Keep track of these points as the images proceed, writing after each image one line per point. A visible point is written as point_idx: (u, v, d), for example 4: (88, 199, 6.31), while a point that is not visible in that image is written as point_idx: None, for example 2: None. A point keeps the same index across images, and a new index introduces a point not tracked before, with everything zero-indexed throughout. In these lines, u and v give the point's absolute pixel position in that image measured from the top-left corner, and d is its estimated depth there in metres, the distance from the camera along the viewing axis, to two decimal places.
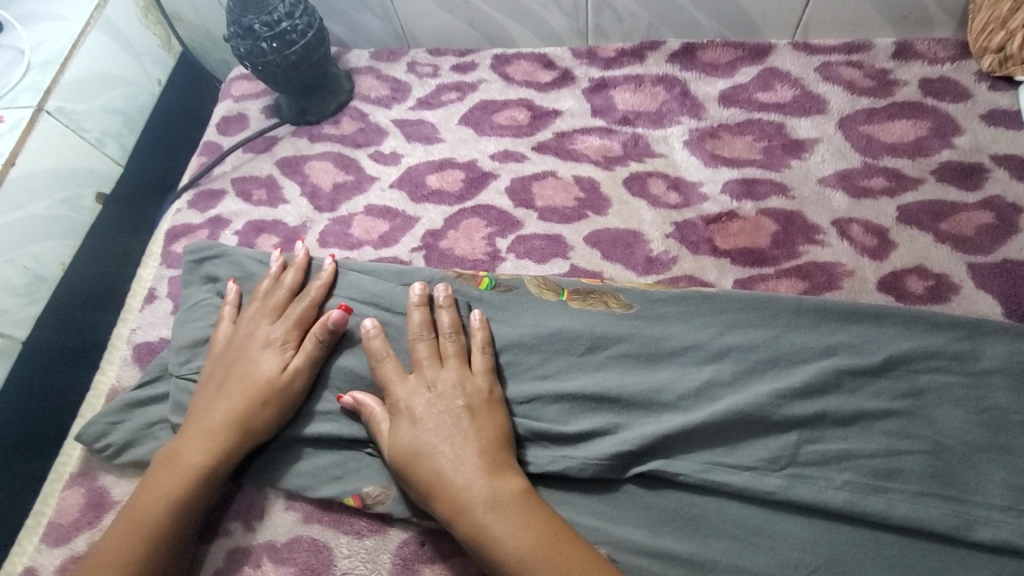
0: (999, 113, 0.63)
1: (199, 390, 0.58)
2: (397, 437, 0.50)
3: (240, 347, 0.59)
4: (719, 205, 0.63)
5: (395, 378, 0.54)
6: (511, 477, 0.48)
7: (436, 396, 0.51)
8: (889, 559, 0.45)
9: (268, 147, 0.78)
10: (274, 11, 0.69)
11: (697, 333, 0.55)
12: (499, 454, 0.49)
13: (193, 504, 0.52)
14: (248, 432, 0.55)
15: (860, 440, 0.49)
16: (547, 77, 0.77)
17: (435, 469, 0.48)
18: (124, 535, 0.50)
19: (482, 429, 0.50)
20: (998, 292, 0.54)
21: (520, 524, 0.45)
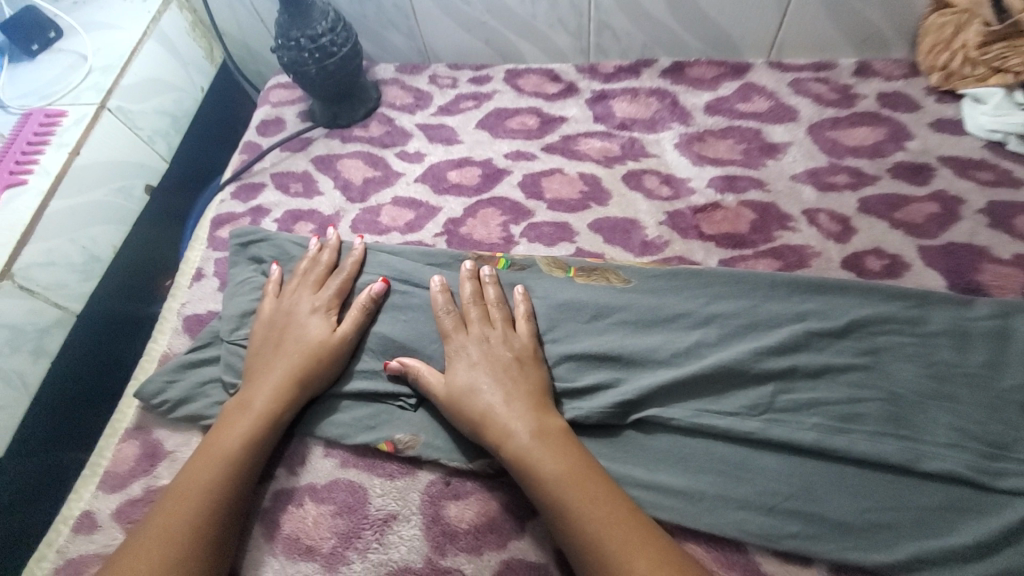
0: (945, 121, 0.74)
1: (254, 353, 0.65)
2: (453, 380, 0.59)
3: (289, 316, 0.66)
4: (706, 197, 0.73)
5: (453, 334, 0.62)
6: (552, 419, 0.56)
7: (489, 349, 0.60)
8: (853, 488, 0.52)
9: (303, 147, 0.88)
10: (317, 26, 0.79)
11: (688, 303, 0.64)
12: (541, 400, 0.57)
13: (260, 445, 0.59)
14: (305, 384, 0.62)
15: (826, 390, 0.57)
16: (554, 88, 0.87)
17: (486, 404, 0.56)
18: (201, 469, 0.57)
19: (526, 378, 0.58)
20: (944, 270, 0.63)
21: (558, 453, 0.53)
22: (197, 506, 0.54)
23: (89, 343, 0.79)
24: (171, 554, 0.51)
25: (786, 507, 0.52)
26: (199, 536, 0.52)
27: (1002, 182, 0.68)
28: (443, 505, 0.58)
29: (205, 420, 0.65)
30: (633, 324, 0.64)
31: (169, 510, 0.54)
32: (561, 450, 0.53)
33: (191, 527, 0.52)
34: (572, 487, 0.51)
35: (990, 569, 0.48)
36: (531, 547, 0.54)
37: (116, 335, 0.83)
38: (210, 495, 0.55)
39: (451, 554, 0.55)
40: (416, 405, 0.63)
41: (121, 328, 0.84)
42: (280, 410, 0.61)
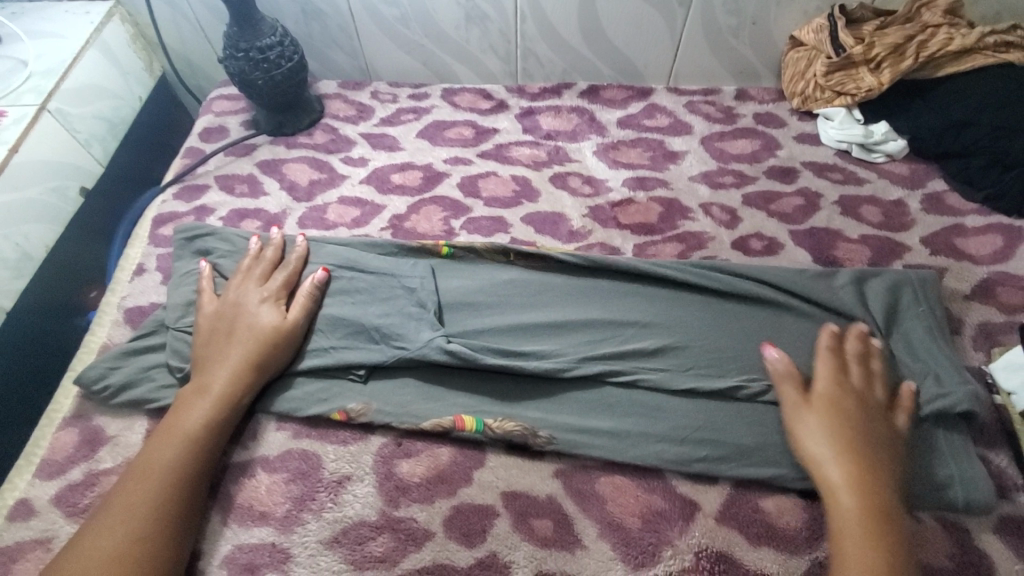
0: (806, 135, 0.91)
1: (202, 340, 0.66)
2: (799, 423, 0.59)
3: (237, 306, 0.68)
4: (621, 194, 0.84)
5: (823, 373, 0.61)
6: (873, 477, 0.54)
7: (870, 395, 0.60)
8: (748, 417, 0.62)
9: (248, 152, 0.92)
10: (266, 39, 0.85)
11: (609, 279, 0.74)
12: (869, 457, 0.55)
13: (218, 424, 0.61)
14: (260, 365, 0.64)
15: (726, 345, 0.67)
16: (487, 104, 0.98)
17: (807, 449, 0.57)
18: (157, 450, 0.58)
19: (868, 433, 0.56)
20: (812, 249, 0.77)
21: (857, 511, 0.52)
22: (159, 486, 0.55)
23: (28, 328, 0.84)
24: (137, 532, 0.52)
25: (695, 437, 0.61)
26: (164, 513, 0.54)
27: (849, 181, 0.85)
28: (396, 463, 0.62)
29: (152, 403, 0.66)
30: (557, 299, 0.72)
31: (131, 492, 0.55)
32: (867, 513, 0.52)
33: (154, 506, 0.54)
34: (864, 550, 0.50)
35: None
36: (478, 493, 0.60)
37: (53, 325, 0.89)
38: (173, 476, 0.56)
39: (404, 505, 0.59)
40: (366, 377, 0.67)
41: (52, 320, 0.89)
42: (238, 390, 0.63)
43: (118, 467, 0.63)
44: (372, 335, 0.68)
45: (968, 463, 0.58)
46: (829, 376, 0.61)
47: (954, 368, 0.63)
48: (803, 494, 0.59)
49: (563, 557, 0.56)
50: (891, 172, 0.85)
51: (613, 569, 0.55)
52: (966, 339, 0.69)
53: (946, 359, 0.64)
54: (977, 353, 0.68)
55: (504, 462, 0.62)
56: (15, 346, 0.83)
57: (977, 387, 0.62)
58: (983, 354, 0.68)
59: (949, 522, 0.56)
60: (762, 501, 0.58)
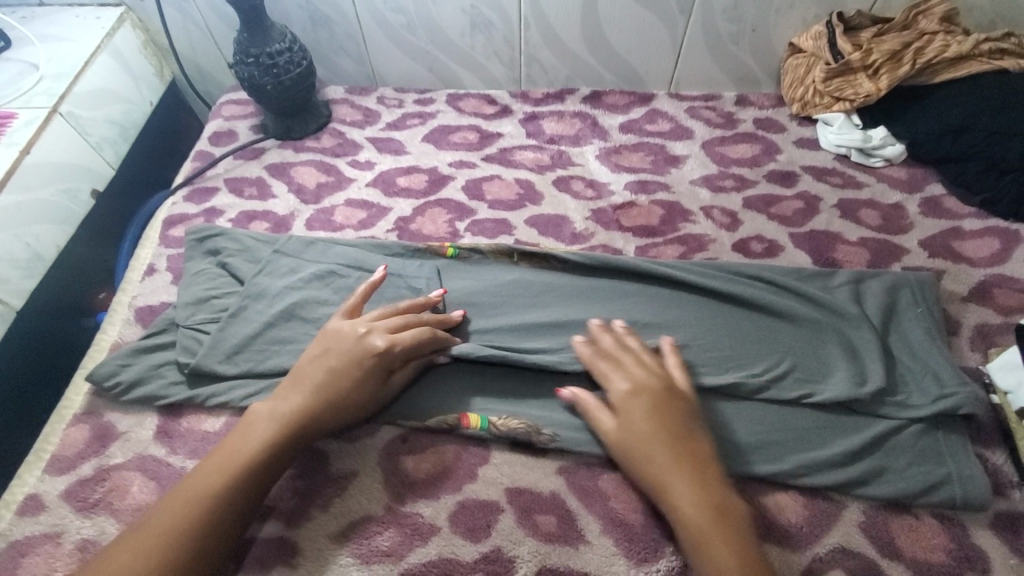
0: (806, 140, 0.92)
1: (306, 366, 0.62)
2: (616, 436, 0.59)
3: (352, 345, 0.62)
4: (623, 197, 0.86)
5: (608, 374, 0.63)
6: (695, 461, 0.56)
7: (662, 385, 0.61)
8: (754, 418, 0.63)
9: (256, 155, 0.93)
10: (276, 45, 0.87)
11: (618, 282, 0.75)
12: (679, 444, 0.57)
13: (295, 440, 0.58)
14: (341, 413, 0.60)
15: (724, 345, 0.68)
16: (491, 109, 0.99)
17: (624, 447, 0.58)
18: (240, 437, 0.58)
19: (674, 420, 0.58)
20: (811, 251, 0.78)
21: (695, 502, 0.54)
22: (214, 497, 0.53)
23: (39, 328, 0.86)
24: (197, 515, 0.52)
25: None
26: (226, 506, 0.53)
27: (848, 185, 0.86)
28: (400, 458, 0.63)
29: (163, 399, 0.68)
30: (559, 300, 0.73)
31: (208, 474, 0.55)
32: (702, 503, 0.53)
33: (219, 494, 0.53)
34: (716, 542, 0.52)
35: (856, 471, 0.59)
36: (483, 489, 0.61)
37: (62, 325, 0.90)
38: (243, 471, 0.55)
39: (410, 500, 0.60)
40: None
41: (61, 319, 0.91)
42: (320, 421, 0.59)
43: (129, 462, 0.65)
44: None
45: (965, 461, 0.59)
46: (616, 377, 0.62)
47: (953, 369, 0.64)
48: (802, 492, 0.60)
49: (565, 552, 0.57)
50: (890, 176, 0.87)
51: (616, 564, 0.56)
52: (963, 340, 0.70)
53: (943, 359, 0.65)
54: (974, 354, 0.69)
55: (507, 459, 0.63)
56: (28, 345, 0.84)
57: (974, 387, 0.63)
58: (980, 354, 0.69)
59: (946, 519, 0.57)
60: (762, 498, 0.60)
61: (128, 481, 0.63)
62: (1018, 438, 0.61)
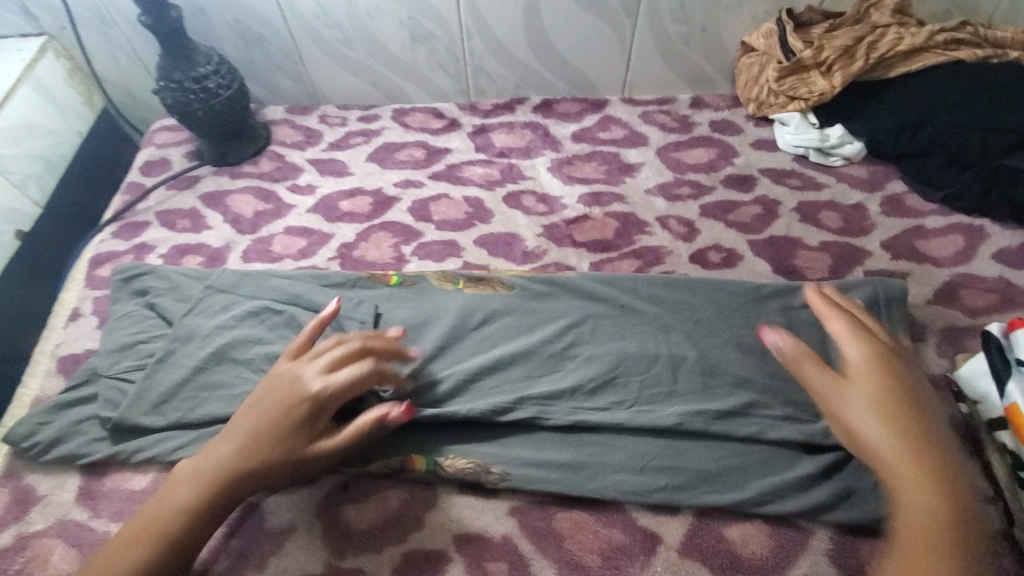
0: (763, 141, 0.89)
1: (237, 416, 0.57)
2: (857, 378, 0.55)
3: (289, 388, 0.57)
4: (576, 211, 0.82)
5: (842, 336, 0.59)
6: (938, 465, 0.49)
7: (913, 376, 0.55)
8: (714, 454, 0.60)
9: (190, 185, 0.89)
10: (201, 68, 0.83)
11: (566, 306, 0.71)
12: (921, 447, 0.50)
13: (213, 488, 0.53)
14: (267, 463, 0.53)
15: (670, 380, 0.65)
16: (438, 124, 0.95)
17: (851, 424, 0.53)
18: (163, 499, 0.53)
19: (927, 415, 0.52)
20: (770, 259, 0.75)
21: (918, 511, 0.47)
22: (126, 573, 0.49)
23: None
24: None
25: (655, 465, 0.59)
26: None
27: (807, 187, 0.83)
28: (341, 509, 0.59)
29: (87, 457, 0.64)
30: (502, 332, 0.69)
31: (127, 539, 0.51)
32: (920, 513, 0.47)
33: (141, 566, 0.49)
34: (923, 545, 0.45)
35: (821, 497, 0.56)
36: (430, 537, 0.57)
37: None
38: (162, 538, 0.51)
39: (351, 554, 0.56)
40: None
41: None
42: (245, 473, 0.53)
43: (50, 529, 0.60)
44: None
45: None
46: (854, 345, 0.58)
47: None
48: (768, 522, 0.57)
49: None
50: (850, 175, 0.84)
51: None
52: (930, 345, 0.67)
53: None
54: (941, 360, 0.66)
55: (455, 501, 0.60)
56: None
57: (944, 409, 0.61)
58: (947, 360, 0.66)
59: None
60: (726, 530, 0.56)
61: (48, 549, 0.59)
62: (991, 452, 0.58)
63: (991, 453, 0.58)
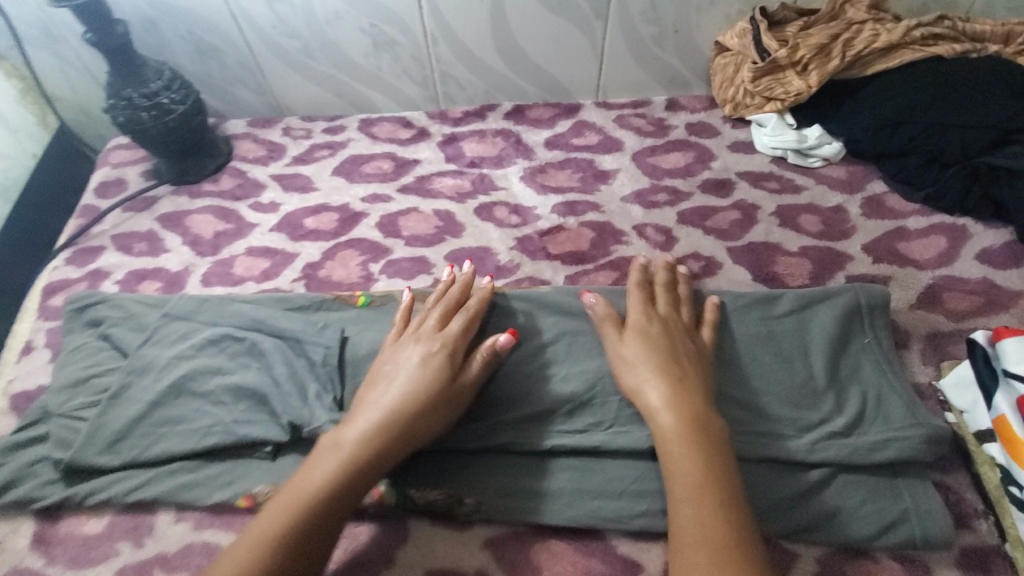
0: (741, 143, 0.87)
1: (365, 389, 0.59)
2: (625, 348, 0.61)
3: (412, 354, 0.60)
4: (550, 222, 0.80)
5: (633, 306, 0.64)
6: (693, 423, 0.53)
7: (679, 345, 0.60)
8: None
9: (147, 206, 0.85)
10: (152, 84, 0.80)
11: (539, 322, 0.68)
12: (699, 400, 0.55)
13: (406, 434, 0.55)
14: (455, 395, 0.58)
15: None
16: (407, 134, 0.92)
17: (631, 382, 0.58)
18: (306, 473, 0.53)
19: (680, 379, 0.56)
20: (748, 266, 0.73)
21: (688, 457, 0.51)
22: (286, 540, 0.49)
23: None
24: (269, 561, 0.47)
25: (634, 489, 0.57)
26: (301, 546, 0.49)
27: (786, 190, 0.81)
28: None
29: (39, 502, 0.60)
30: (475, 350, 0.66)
31: (276, 511, 0.51)
32: (698, 455, 0.51)
33: (292, 534, 0.49)
34: (687, 490, 0.49)
35: (807, 519, 0.54)
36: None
37: None
38: (313, 508, 0.51)
39: None
40: (275, 453, 0.61)
41: None
42: (387, 434, 0.55)
43: None
44: (277, 403, 0.62)
45: (928, 498, 0.55)
46: (641, 311, 0.64)
47: (907, 402, 0.60)
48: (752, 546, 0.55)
49: None
50: (829, 176, 0.82)
51: None
52: (914, 352, 0.66)
53: (895, 391, 0.61)
54: (926, 368, 0.64)
55: (427, 535, 0.57)
56: None
57: (931, 421, 0.59)
58: (933, 368, 0.64)
59: (907, 560, 0.53)
60: None
61: None
62: (978, 463, 0.57)
63: (978, 464, 0.57)
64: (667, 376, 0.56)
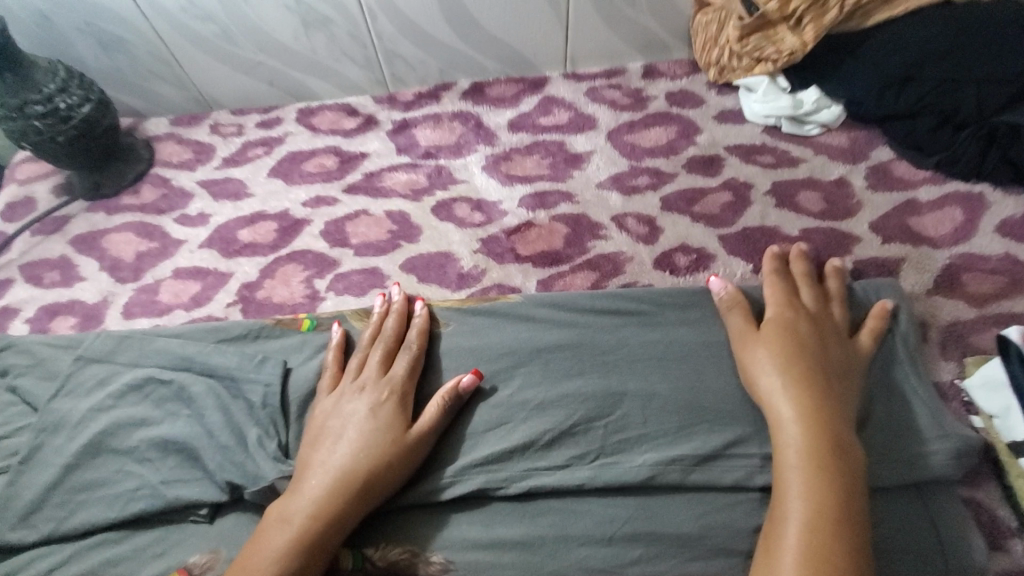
0: (727, 112, 0.78)
1: (311, 444, 0.52)
2: (747, 352, 0.55)
3: (357, 403, 0.53)
4: (518, 217, 0.70)
5: (772, 302, 0.58)
6: (827, 445, 0.48)
7: (831, 349, 0.54)
8: (694, 510, 0.50)
9: (59, 227, 0.77)
10: (44, 88, 0.72)
11: (510, 339, 0.60)
12: (837, 420, 0.49)
13: (360, 500, 0.49)
14: (414, 448, 0.51)
15: (640, 420, 0.54)
16: (351, 123, 0.83)
17: (762, 388, 0.52)
18: (255, 547, 0.47)
19: (820, 393, 0.50)
20: (743, 255, 0.65)
21: (817, 481, 0.46)
22: None
23: None
24: None
25: (625, 533, 0.49)
26: None
27: (782, 163, 0.72)
28: None
29: None
30: (436, 378, 0.58)
31: None
32: (819, 482, 0.46)
33: None
34: (808, 514, 0.45)
35: None
36: None
37: None
38: None
39: None
40: (213, 515, 0.52)
41: None
42: (347, 499, 0.48)
43: None
44: (210, 458, 0.53)
45: (954, 517, 0.50)
46: (784, 305, 0.57)
47: (934, 412, 0.53)
48: None
49: None
50: (829, 145, 0.73)
51: None
52: (935, 346, 0.58)
53: (920, 400, 0.54)
54: (949, 364, 0.57)
55: None
56: None
57: (957, 429, 0.52)
58: (956, 364, 0.57)
59: None
60: None
61: None
62: (1012, 476, 0.51)
63: (1010, 476, 0.51)
64: (812, 392, 0.50)
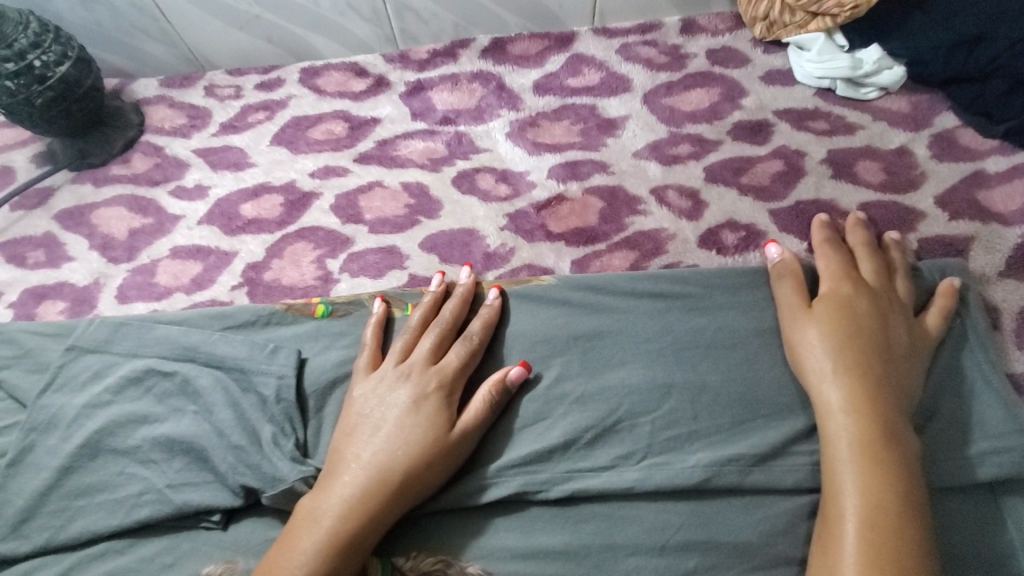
0: (775, 72, 0.72)
1: (343, 436, 0.47)
2: (796, 331, 0.49)
3: (396, 393, 0.48)
4: (548, 190, 0.64)
5: (828, 275, 0.52)
6: (886, 436, 0.43)
7: (891, 328, 0.48)
8: (752, 514, 0.46)
9: (42, 201, 0.71)
10: (15, 43, 0.65)
11: (542, 326, 0.54)
12: (895, 408, 0.44)
13: (395, 499, 0.44)
14: (456, 446, 0.47)
15: (689, 416, 0.49)
16: (360, 85, 0.76)
17: (811, 370, 0.47)
18: (279, 551, 0.43)
19: (876, 377, 0.45)
20: (798, 232, 0.58)
21: (874, 475, 0.42)
22: None
23: None
24: None
25: (678, 540, 0.45)
26: None
27: (837, 130, 0.66)
28: None
29: None
30: (483, 370, 0.53)
31: None
32: (876, 478, 0.42)
33: None
34: (866, 512, 0.41)
35: None
36: None
37: None
38: None
39: None
40: (227, 521, 0.48)
41: None
42: (378, 499, 0.44)
43: None
44: (220, 459, 0.48)
45: None
46: (840, 280, 0.51)
47: (1016, 404, 0.48)
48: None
49: None
50: (888, 109, 0.67)
51: None
52: (1009, 334, 0.52)
53: (1000, 389, 0.48)
54: None
55: None
56: None
57: None
58: None
59: None
60: None
61: None
62: None
63: None
64: (867, 377, 0.45)
